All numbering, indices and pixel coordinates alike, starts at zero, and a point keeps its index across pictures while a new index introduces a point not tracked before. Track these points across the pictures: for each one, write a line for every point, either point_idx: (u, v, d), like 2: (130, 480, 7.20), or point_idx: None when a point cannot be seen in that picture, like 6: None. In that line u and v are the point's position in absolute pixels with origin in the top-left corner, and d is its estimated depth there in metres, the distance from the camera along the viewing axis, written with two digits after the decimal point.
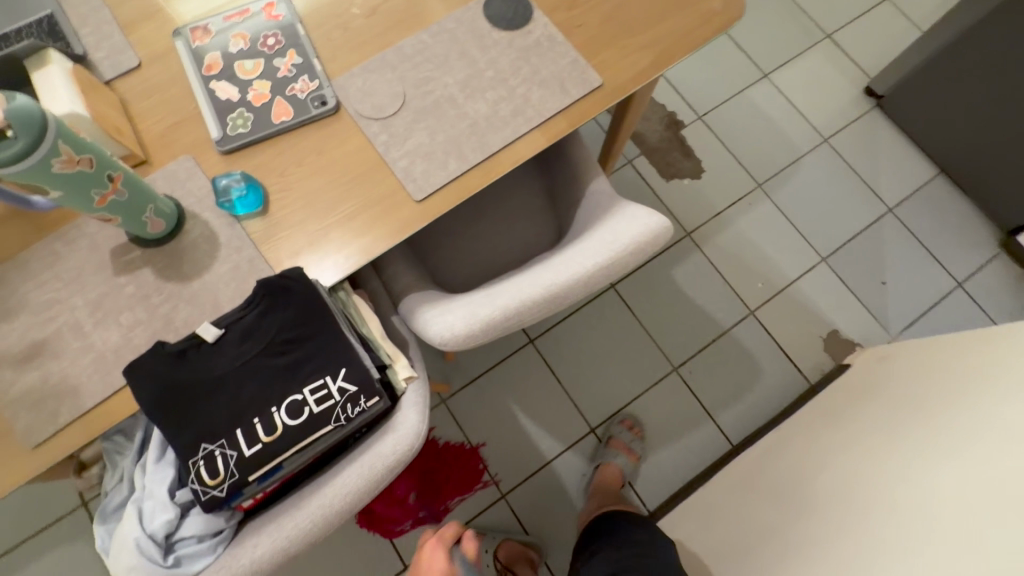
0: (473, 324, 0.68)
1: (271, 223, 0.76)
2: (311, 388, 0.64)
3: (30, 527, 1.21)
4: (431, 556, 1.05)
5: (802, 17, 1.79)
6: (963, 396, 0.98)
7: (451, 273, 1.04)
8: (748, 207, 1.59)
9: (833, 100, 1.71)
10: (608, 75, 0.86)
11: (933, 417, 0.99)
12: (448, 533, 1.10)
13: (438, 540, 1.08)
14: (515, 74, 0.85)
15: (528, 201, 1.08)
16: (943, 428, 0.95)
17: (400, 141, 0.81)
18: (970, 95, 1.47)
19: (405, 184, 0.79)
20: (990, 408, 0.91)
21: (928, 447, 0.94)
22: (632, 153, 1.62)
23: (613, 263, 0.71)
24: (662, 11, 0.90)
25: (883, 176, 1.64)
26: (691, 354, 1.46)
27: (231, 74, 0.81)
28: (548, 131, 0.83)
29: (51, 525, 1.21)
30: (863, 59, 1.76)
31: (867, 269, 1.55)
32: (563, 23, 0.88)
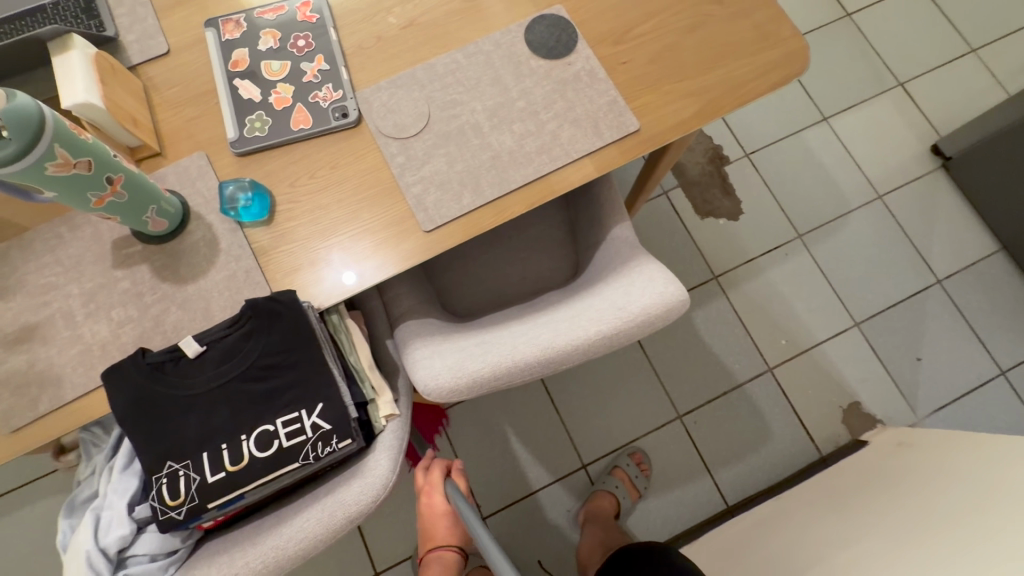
0: (459, 378, 0.64)
1: (275, 234, 0.74)
2: (284, 420, 0.62)
3: (12, 481, 1.22)
4: (427, 502, 0.91)
5: (876, 60, 1.66)
6: (983, 509, 0.91)
7: (457, 297, 1.01)
8: (783, 257, 1.51)
9: (895, 154, 1.59)
10: (649, 120, 0.81)
11: (949, 531, 0.91)
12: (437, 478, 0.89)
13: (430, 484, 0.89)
14: (548, 108, 0.80)
15: (547, 233, 1.03)
16: (959, 546, 0.87)
17: (417, 166, 0.78)
18: None
19: (416, 212, 0.76)
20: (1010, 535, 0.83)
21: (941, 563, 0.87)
22: (669, 183, 1.55)
23: (618, 333, 0.66)
24: (718, 58, 0.84)
25: (937, 244, 1.52)
26: (698, 403, 1.40)
27: (256, 73, 0.79)
28: (599, 161, 0.79)
29: (33, 481, 1.22)
30: (935, 114, 1.63)
31: (902, 342, 1.45)
32: (607, 58, 0.83)
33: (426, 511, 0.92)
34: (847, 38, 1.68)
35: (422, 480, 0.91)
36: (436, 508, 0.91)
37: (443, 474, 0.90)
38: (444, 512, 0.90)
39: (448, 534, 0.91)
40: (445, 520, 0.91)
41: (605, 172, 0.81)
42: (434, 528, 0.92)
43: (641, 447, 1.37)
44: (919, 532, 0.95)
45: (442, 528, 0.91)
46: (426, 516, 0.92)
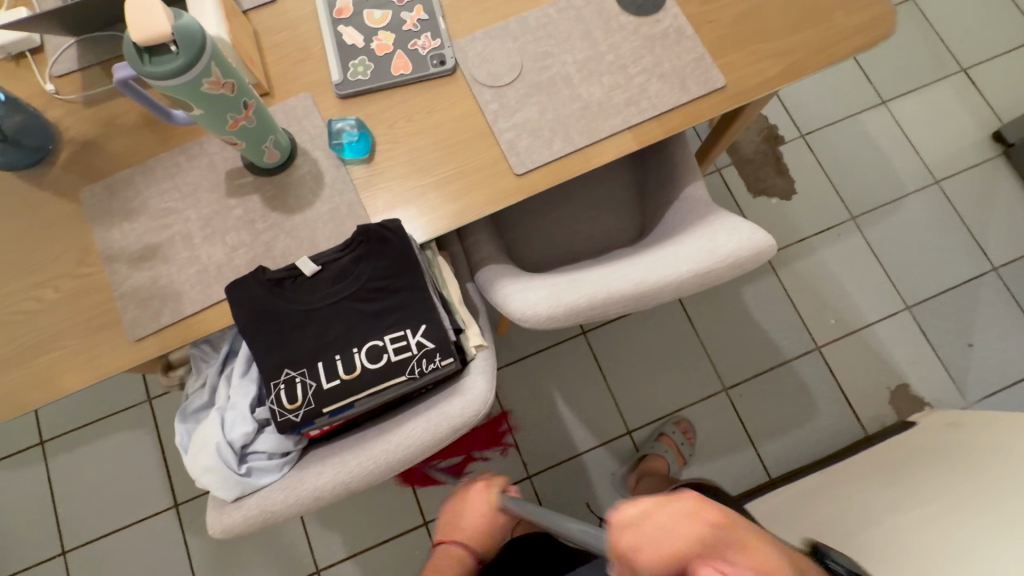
0: (557, 307, 0.67)
1: (374, 172, 0.79)
2: (391, 337, 0.66)
3: (105, 408, 1.36)
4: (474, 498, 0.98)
5: (938, 45, 1.64)
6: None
7: (526, 252, 1.05)
8: (835, 237, 1.51)
9: (953, 139, 1.58)
10: (733, 79, 0.83)
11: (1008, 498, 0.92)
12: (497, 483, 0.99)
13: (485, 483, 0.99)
14: (636, 62, 0.83)
15: (615, 195, 1.07)
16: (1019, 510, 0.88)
17: (509, 113, 0.81)
18: None
19: (507, 157, 0.79)
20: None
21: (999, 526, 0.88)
22: (722, 162, 1.57)
23: (705, 274, 0.69)
24: (803, 22, 0.85)
25: (994, 231, 1.51)
26: (743, 377, 1.42)
27: (359, 21, 0.83)
28: (639, 136, 0.81)
29: (124, 410, 1.36)
30: (998, 100, 1.61)
31: (954, 327, 1.45)
32: (694, 17, 0.85)
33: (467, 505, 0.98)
34: (910, 22, 1.66)
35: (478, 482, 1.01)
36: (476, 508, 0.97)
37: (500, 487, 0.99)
38: (483, 514, 0.96)
39: (473, 531, 0.95)
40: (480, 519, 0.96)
41: (668, 136, 0.83)
42: (465, 520, 0.96)
43: (686, 417, 1.39)
44: (977, 502, 0.96)
45: (472, 525, 0.95)
46: (464, 512, 0.97)
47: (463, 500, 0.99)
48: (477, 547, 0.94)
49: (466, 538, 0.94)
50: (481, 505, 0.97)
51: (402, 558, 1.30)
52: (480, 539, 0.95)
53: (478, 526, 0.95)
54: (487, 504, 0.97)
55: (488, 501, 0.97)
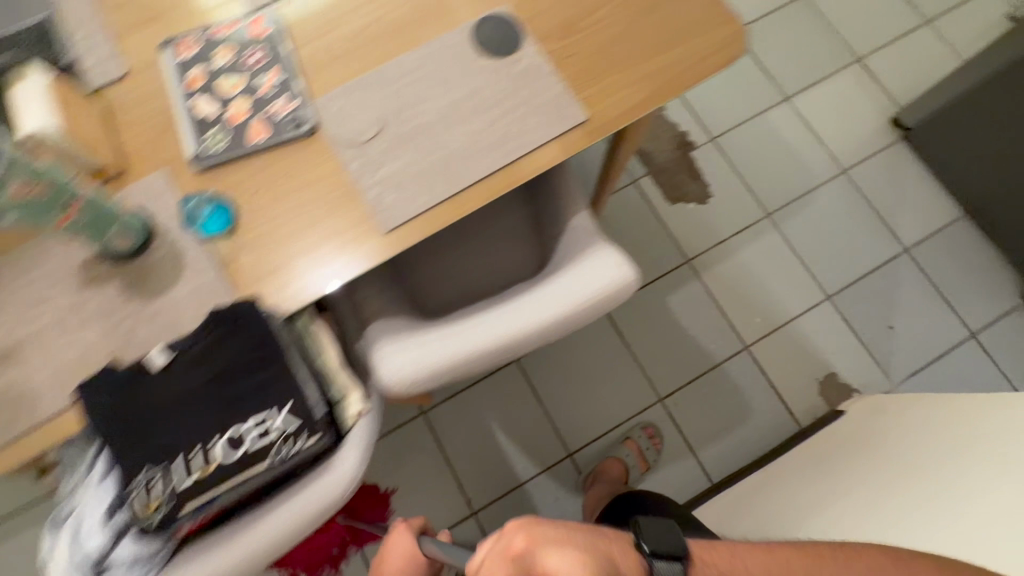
0: (420, 370, 0.68)
1: (237, 245, 0.76)
2: (254, 421, 0.65)
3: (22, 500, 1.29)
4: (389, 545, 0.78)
5: (835, 36, 1.69)
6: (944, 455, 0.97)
7: (429, 293, 1.04)
8: (753, 236, 1.54)
9: (858, 128, 1.62)
10: (599, 109, 0.83)
11: (923, 487, 0.96)
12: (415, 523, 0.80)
13: (403, 525, 0.79)
14: (498, 104, 0.82)
15: (512, 227, 1.07)
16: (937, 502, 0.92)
17: (372, 170, 0.79)
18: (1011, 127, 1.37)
19: (373, 215, 0.78)
20: (981, 491, 0.88)
21: (914, 516, 0.93)
22: (638, 173, 1.59)
23: (571, 315, 0.70)
24: (662, 44, 0.85)
25: (904, 213, 1.55)
26: (677, 385, 1.44)
27: (213, 90, 0.81)
28: (507, 178, 0.80)
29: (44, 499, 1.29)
30: (897, 85, 1.65)
31: (874, 311, 1.48)
32: (554, 51, 0.84)
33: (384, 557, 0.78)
34: (809, 14, 1.68)
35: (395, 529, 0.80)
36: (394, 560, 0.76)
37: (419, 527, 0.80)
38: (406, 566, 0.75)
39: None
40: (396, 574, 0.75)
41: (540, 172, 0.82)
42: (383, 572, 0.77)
43: (652, 421, 1.41)
44: (899, 494, 0.99)
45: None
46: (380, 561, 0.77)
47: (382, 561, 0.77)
48: None
49: None
50: (402, 552, 0.76)
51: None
52: None
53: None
54: (410, 549, 0.76)
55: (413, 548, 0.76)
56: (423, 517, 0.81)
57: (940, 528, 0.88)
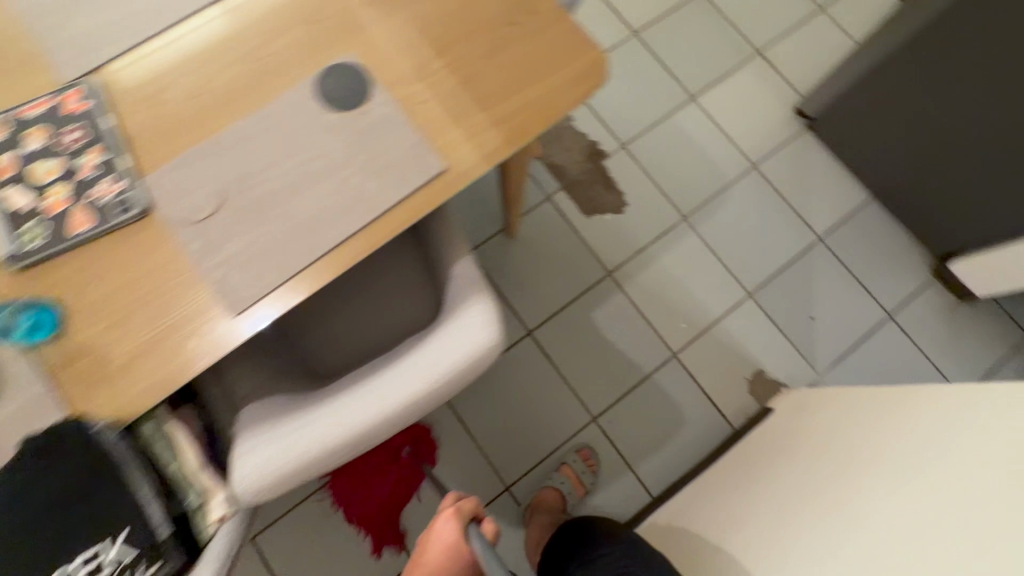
0: (266, 477, 0.64)
1: (64, 351, 0.69)
2: (81, 559, 0.62)
3: None
4: (436, 533, 0.75)
5: (733, 31, 1.69)
6: (875, 447, 0.98)
7: (320, 354, 0.99)
8: (672, 241, 1.53)
9: (763, 121, 1.63)
10: (456, 157, 0.79)
11: (847, 489, 0.96)
12: (463, 515, 0.74)
13: (451, 515, 0.74)
14: (348, 163, 0.77)
15: (403, 275, 1.02)
16: (854, 512, 0.91)
17: (215, 249, 0.73)
18: (910, 109, 1.39)
19: (220, 299, 0.72)
20: (891, 497, 0.87)
21: (834, 530, 0.92)
22: (552, 189, 1.55)
23: (426, 394, 0.67)
24: (519, 81, 0.82)
25: (814, 202, 1.57)
26: (610, 402, 1.42)
27: (26, 179, 0.73)
28: (364, 242, 0.76)
29: None
30: (796, 76, 1.67)
31: (794, 303, 1.50)
32: (404, 100, 0.80)
33: (429, 541, 0.76)
34: (702, 15, 1.70)
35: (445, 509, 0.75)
36: (438, 547, 0.75)
37: (469, 516, 0.75)
38: (450, 550, 0.74)
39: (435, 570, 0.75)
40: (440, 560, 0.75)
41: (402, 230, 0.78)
42: (427, 554, 0.76)
43: (587, 442, 1.39)
44: (821, 499, 0.99)
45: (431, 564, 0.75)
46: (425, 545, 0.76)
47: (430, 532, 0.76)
48: None
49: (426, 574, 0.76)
50: (444, 541, 0.74)
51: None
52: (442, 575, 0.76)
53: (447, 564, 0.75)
54: (451, 543, 0.74)
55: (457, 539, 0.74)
56: (474, 507, 0.74)
57: (855, 539, 0.88)
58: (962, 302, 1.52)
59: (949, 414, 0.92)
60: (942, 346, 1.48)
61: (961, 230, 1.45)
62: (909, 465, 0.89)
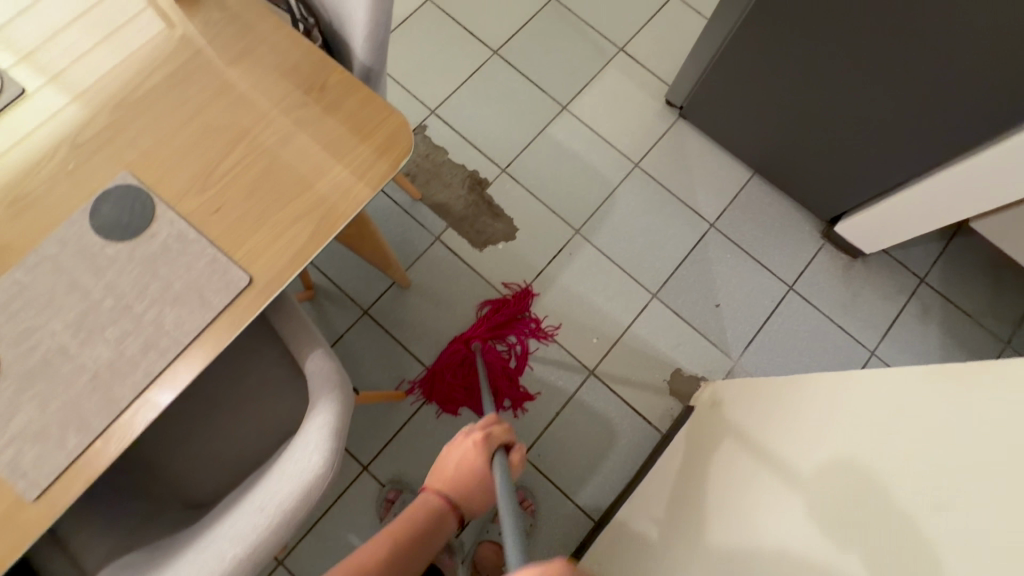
0: None
1: None
2: None
3: None
4: (462, 450, 0.77)
5: (591, 33, 1.68)
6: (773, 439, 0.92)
7: (189, 487, 0.89)
8: (569, 257, 1.51)
9: (636, 118, 1.63)
10: (261, 266, 0.73)
11: (754, 492, 0.87)
12: (493, 440, 0.76)
13: (479, 442, 0.75)
14: (141, 296, 0.71)
15: (267, 375, 0.95)
16: (743, 513, 0.86)
17: (2, 426, 0.66)
18: (762, 87, 1.40)
19: (15, 480, 0.65)
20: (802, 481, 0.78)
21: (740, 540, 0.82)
22: (438, 228, 1.50)
23: (258, 547, 0.60)
24: (317, 166, 0.77)
25: (698, 191, 1.59)
26: (537, 434, 1.39)
27: None
28: (173, 379, 0.69)
29: None
30: (661, 67, 1.67)
31: (698, 295, 1.50)
32: (196, 212, 0.74)
33: (454, 456, 0.78)
34: (558, 22, 1.68)
35: (474, 431, 0.78)
36: (462, 464, 0.77)
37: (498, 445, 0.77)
38: (471, 471, 0.76)
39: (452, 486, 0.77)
40: (460, 474, 0.77)
41: (219, 354, 0.72)
42: (448, 469, 0.78)
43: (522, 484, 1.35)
44: (730, 505, 0.90)
45: (451, 476, 0.77)
46: (448, 460, 0.78)
47: (451, 451, 0.79)
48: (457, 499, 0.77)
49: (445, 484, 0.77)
50: (467, 461, 0.76)
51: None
52: (460, 490, 0.77)
53: (466, 480, 0.77)
54: (473, 464, 0.75)
55: (482, 467, 0.75)
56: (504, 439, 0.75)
57: (761, 545, 0.77)
58: (855, 259, 1.56)
59: (832, 394, 0.85)
60: (846, 305, 1.52)
61: (839, 192, 1.47)
62: (794, 458, 0.84)
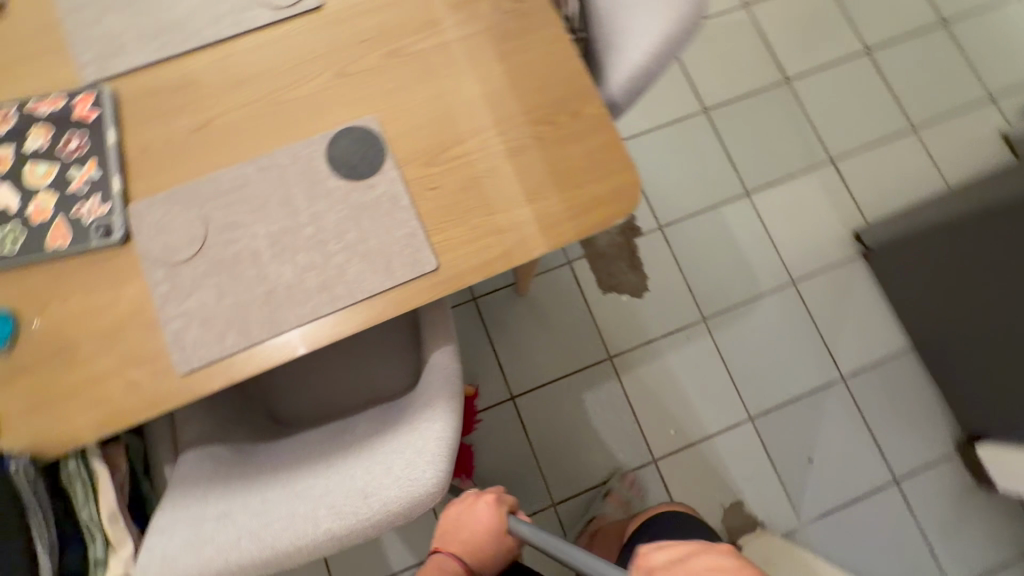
0: None
1: (14, 366, 0.69)
2: None
3: None
4: (478, 515, 0.90)
5: (808, 131, 1.57)
6: None
7: (284, 405, 0.94)
8: (684, 340, 1.44)
9: (816, 236, 1.52)
10: (448, 260, 0.73)
11: None
12: (504, 501, 0.92)
13: (496, 499, 0.91)
14: (338, 238, 0.73)
15: (387, 338, 0.96)
16: None
17: (181, 297, 0.70)
18: (969, 276, 1.25)
19: (172, 350, 0.69)
20: None
21: None
22: (574, 253, 1.47)
23: (355, 529, 0.63)
24: (537, 190, 0.75)
25: (844, 337, 1.46)
26: (577, 492, 1.35)
27: (17, 178, 0.72)
28: (334, 327, 0.71)
29: None
30: (863, 197, 1.54)
31: (795, 440, 1.40)
32: (415, 182, 0.75)
33: (470, 522, 0.90)
34: (782, 106, 1.58)
35: (487, 496, 0.92)
36: (478, 528, 0.89)
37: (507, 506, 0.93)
38: (487, 532, 0.89)
39: (468, 546, 0.88)
40: (478, 532, 0.89)
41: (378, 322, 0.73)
42: (464, 531, 0.90)
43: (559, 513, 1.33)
44: None
45: (467, 539, 0.89)
46: (464, 523, 0.90)
47: (468, 510, 0.91)
48: (472, 561, 0.88)
49: (461, 549, 0.88)
50: (485, 522, 0.89)
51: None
52: (475, 552, 0.88)
53: (480, 542, 0.89)
54: (491, 524, 0.89)
55: (497, 524, 0.90)
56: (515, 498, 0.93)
57: None
58: (978, 486, 1.39)
59: None
60: (945, 528, 1.36)
61: (995, 415, 1.30)
62: None
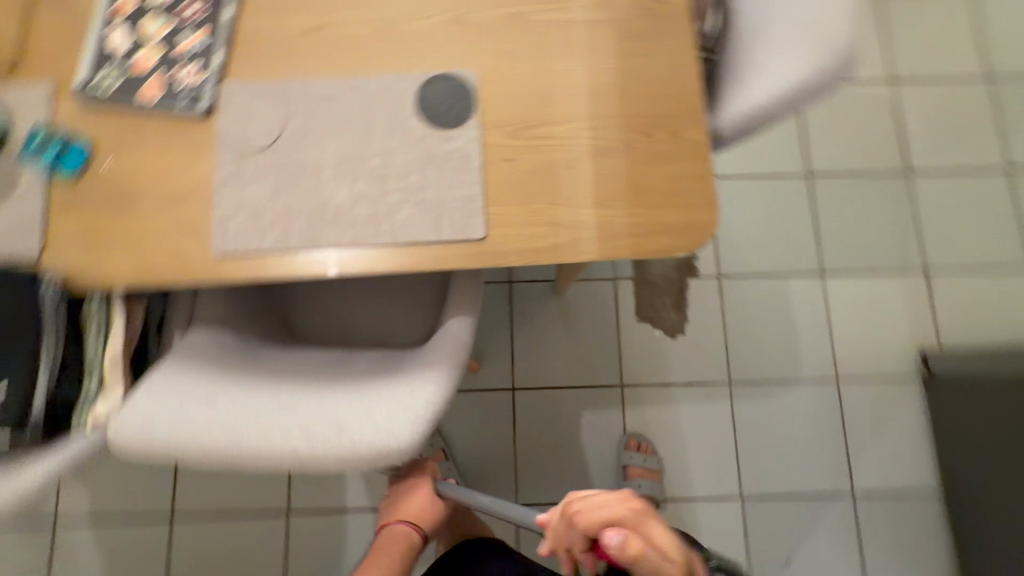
0: (145, 448, 0.64)
1: (75, 195, 0.72)
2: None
3: None
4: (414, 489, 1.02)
5: (912, 232, 1.45)
6: None
7: (299, 319, 0.95)
8: (702, 395, 1.38)
9: (878, 341, 1.41)
10: (496, 234, 0.71)
11: None
12: (431, 467, 1.05)
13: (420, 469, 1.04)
14: (400, 177, 0.72)
15: (415, 290, 0.96)
16: None
17: (239, 184, 0.72)
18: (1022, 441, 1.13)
19: (215, 230, 0.71)
20: None
21: None
22: (623, 272, 1.42)
23: (320, 462, 0.63)
24: (610, 195, 0.72)
25: (869, 454, 1.36)
26: (543, 502, 1.32)
27: (135, 26, 0.75)
28: (367, 260, 0.71)
29: None
30: (945, 319, 1.42)
31: (779, 535, 1.32)
32: (492, 148, 0.73)
33: (408, 495, 1.02)
34: (892, 197, 1.47)
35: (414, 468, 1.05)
36: (416, 499, 1.01)
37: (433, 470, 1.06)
38: (426, 499, 1.01)
39: (413, 516, 0.99)
40: (420, 501, 1.01)
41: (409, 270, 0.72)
42: (408, 505, 1.01)
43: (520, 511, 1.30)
44: None
45: (411, 509, 1.00)
46: (407, 498, 1.01)
47: (407, 488, 1.03)
48: (420, 525, 0.99)
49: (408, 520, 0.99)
50: (423, 493, 1.02)
51: (121, 558, 1.25)
52: (421, 517, 1.00)
53: (422, 510, 1.00)
54: (428, 493, 1.01)
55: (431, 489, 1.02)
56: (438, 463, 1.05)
57: None
58: None
59: None
60: None
61: None
62: None
